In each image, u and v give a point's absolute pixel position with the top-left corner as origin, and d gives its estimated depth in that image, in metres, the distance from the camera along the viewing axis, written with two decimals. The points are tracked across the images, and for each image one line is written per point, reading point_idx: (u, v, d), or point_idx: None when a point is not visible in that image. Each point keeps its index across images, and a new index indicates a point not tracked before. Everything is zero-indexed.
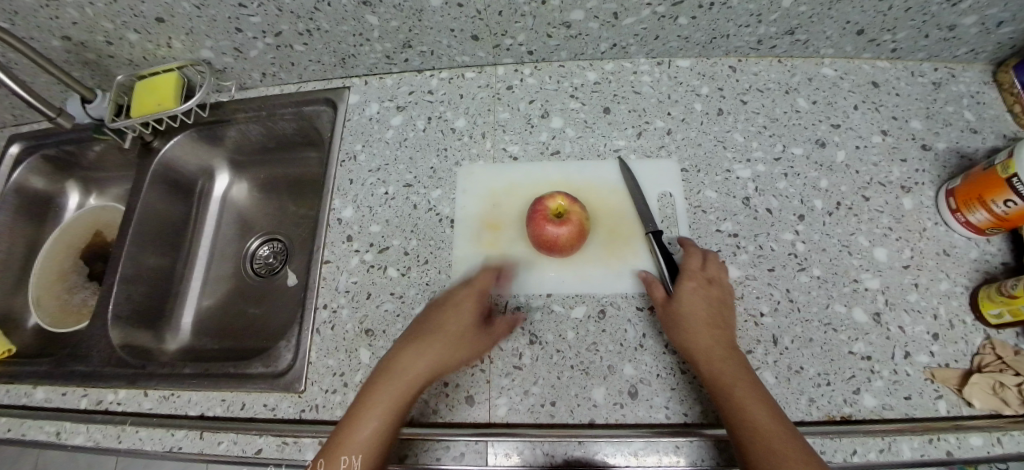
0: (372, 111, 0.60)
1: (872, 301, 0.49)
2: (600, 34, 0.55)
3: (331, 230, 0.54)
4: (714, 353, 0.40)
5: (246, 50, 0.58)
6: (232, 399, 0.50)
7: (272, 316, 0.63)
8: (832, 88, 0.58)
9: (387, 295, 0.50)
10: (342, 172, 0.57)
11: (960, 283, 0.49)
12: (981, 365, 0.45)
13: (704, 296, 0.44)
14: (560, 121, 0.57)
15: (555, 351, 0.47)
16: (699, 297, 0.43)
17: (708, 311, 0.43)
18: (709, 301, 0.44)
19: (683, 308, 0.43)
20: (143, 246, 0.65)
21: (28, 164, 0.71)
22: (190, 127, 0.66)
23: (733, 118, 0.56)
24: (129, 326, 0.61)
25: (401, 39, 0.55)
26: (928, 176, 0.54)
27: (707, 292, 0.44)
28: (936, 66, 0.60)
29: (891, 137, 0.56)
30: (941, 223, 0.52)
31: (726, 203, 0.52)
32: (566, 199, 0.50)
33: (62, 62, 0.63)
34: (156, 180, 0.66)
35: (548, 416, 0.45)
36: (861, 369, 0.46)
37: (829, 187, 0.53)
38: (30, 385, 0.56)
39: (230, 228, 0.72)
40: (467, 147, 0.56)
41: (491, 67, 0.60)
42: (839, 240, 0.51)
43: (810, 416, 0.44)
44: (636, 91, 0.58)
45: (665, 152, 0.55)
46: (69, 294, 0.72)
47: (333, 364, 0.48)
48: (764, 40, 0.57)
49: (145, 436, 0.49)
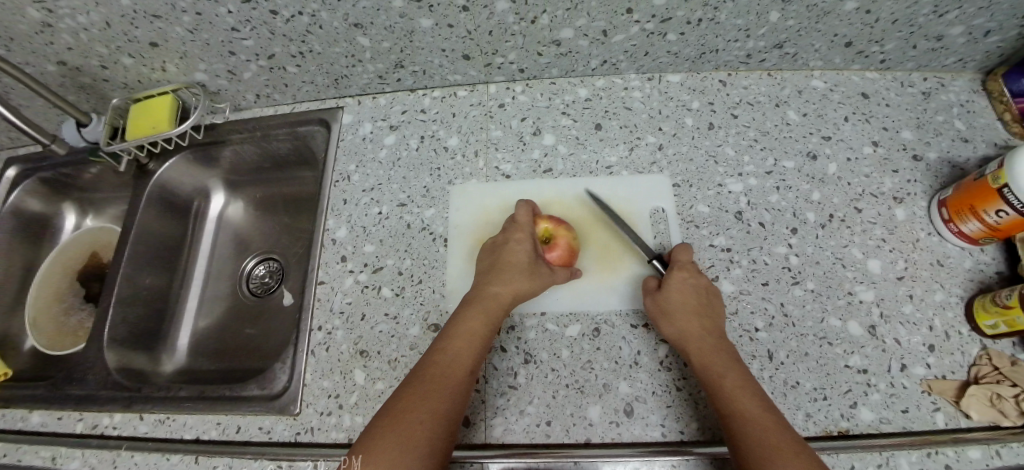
0: (366, 130, 0.60)
1: (867, 314, 0.49)
2: (590, 51, 0.55)
3: (326, 250, 0.55)
4: (705, 346, 0.42)
5: (240, 72, 0.59)
6: (228, 422, 0.49)
7: (269, 336, 0.63)
8: (822, 100, 0.59)
9: (381, 316, 0.50)
10: (337, 192, 0.57)
11: (955, 294, 0.49)
12: (978, 376, 0.45)
13: (694, 289, 0.46)
14: (553, 138, 0.57)
15: (550, 370, 0.47)
16: (688, 290, 0.45)
17: (698, 305, 0.45)
18: (698, 295, 0.46)
19: (675, 302, 0.45)
20: (139, 267, 0.65)
21: (24, 186, 0.71)
22: (185, 149, 0.66)
23: (724, 132, 0.57)
24: (125, 348, 0.61)
25: (393, 59, 0.55)
26: (920, 186, 0.54)
27: (697, 286, 0.46)
28: (925, 76, 0.60)
29: (882, 148, 0.56)
30: (934, 233, 0.52)
31: (719, 217, 0.53)
32: (551, 221, 0.51)
33: (57, 86, 0.63)
34: (151, 202, 0.66)
35: (544, 436, 0.44)
36: (857, 383, 0.45)
37: (821, 199, 0.54)
38: (25, 409, 0.55)
39: (226, 247, 0.73)
40: (460, 166, 0.57)
41: (483, 85, 0.61)
42: (833, 253, 0.51)
43: (807, 431, 0.44)
44: (627, 106, 0.58)
45: (657, 168, 0.55)
46: (65, 315, 0.71)
47: (328, 385, 0.48)
48: (753, 54, 0.57)
49: (140, 460, 0.49)
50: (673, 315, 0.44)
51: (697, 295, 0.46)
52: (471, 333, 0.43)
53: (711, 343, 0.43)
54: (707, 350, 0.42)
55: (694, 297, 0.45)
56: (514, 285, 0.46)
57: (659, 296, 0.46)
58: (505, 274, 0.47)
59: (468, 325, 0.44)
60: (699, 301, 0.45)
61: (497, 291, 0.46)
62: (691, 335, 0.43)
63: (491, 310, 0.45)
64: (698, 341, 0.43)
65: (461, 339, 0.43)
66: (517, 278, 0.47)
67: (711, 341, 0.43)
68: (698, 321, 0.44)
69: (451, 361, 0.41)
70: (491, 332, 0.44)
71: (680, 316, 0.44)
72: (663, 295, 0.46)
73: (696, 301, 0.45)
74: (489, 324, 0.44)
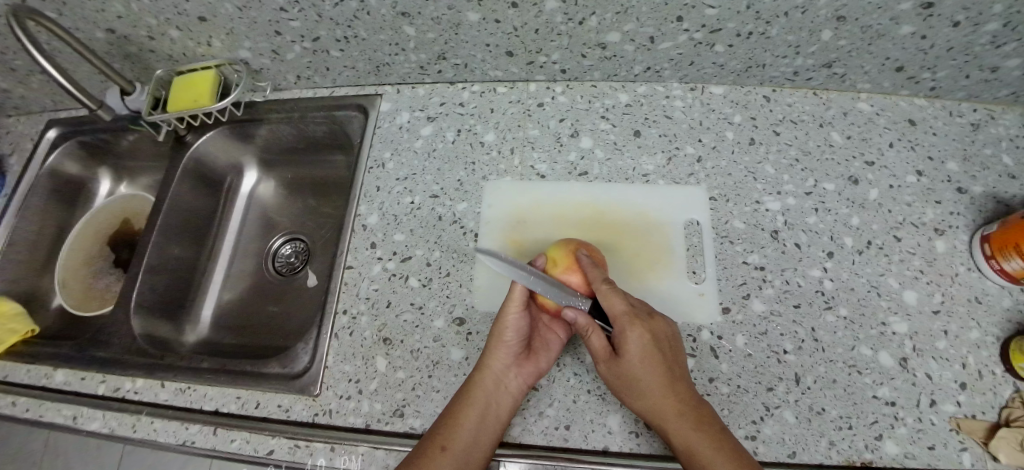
0: (403, 120, 0.60)
1: (900, 346, 0.47)
2: (634, 57, 0.54)
3: (356, 235, 0.55)
4: (680, 420, 0.39)
5: (283, 53, 0.59)
6: (247, 397, 0.50)
7: (291, 315, 0.63)
8: (868, 124, 0.58)
9: (407, 305, 0.51)
10: (370, 178, 0.58)
11: (992, 333, 0.48)
12: (1010, 419, 0.44)
13: (650, 349, 0.41)
14: (590, 142, 0.57)
15: (572, 374, 0.47)
16: (648, 354, 0.41)
17: (663, 368, 0.41)
18: (662, 354, 0.41)
19: (636, 373, 0.41)
20: (170, 237, 0.66)
21: (63, 149, 0.73)
22: (223, 124, 0.67)
23: (765, 149, 0.56)
24: (151, 315, 0.62)
25: (436, 50, 0.55)
26: (963, 220, 0.53)
27: (656, 340, 0.42)
28: (976, 107, 0.58)
29: (926, 178, 0.55)
30: (974, 268, 0.51)
31: (754, 234, 0.52)
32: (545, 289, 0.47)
33: (104, 53, 0.64)
34: (186, 174, 0.67)
35: (562, 439, 0.44)
36: (884, 415, 0.44)
37: (860, 225, 0.53)
38: (50, 366, 0.56)
39: (254, 225, 0.74)
40: (495, 162, 0.57)
41: (523, 83, 0.60)
42: (868, 281, 0.50)
43: (830, 460, 0.43)
44: (667, 115, 0.58)
45: (694, 180, 0.55)
46: (94, 278, 0.73)
47: (349, 370, 0.49)
48: (800, 72, 0.56)
49: (159, 427, 0.50)
50: (637, 390, 0.41)
51: (661, 354, 0.41)
52: (459, 408, 0.43)
53: (687, 414, 0.39)
54: (684, 424, 0.39)
55: (656, 359, 0.41)
56: (498, 348, 0.45)
57: (614, 365, 0.42)
58: (492, 341, 0.45)
59: (467, 388, 0.44)
60: (665, 363, 0.41)
61: (483, 360, 0.45)
62: (666, 409, 0.39)
63: (478, 381, 0.44)
64: (670, 414, 0.39)
65: (447, 417, 0.43)
66: (497, 339, 0.45)
67: (686, 410, 0.39)
68: (667, 389, 0.40)
69: (437, 440, 0.41)
70: (491, 390, 0.43)
71: (646, 388, 0.40)
72: (619, 364, 0.41)
73: (659, 363, 0.41)
74: (483, 386, 0.43)
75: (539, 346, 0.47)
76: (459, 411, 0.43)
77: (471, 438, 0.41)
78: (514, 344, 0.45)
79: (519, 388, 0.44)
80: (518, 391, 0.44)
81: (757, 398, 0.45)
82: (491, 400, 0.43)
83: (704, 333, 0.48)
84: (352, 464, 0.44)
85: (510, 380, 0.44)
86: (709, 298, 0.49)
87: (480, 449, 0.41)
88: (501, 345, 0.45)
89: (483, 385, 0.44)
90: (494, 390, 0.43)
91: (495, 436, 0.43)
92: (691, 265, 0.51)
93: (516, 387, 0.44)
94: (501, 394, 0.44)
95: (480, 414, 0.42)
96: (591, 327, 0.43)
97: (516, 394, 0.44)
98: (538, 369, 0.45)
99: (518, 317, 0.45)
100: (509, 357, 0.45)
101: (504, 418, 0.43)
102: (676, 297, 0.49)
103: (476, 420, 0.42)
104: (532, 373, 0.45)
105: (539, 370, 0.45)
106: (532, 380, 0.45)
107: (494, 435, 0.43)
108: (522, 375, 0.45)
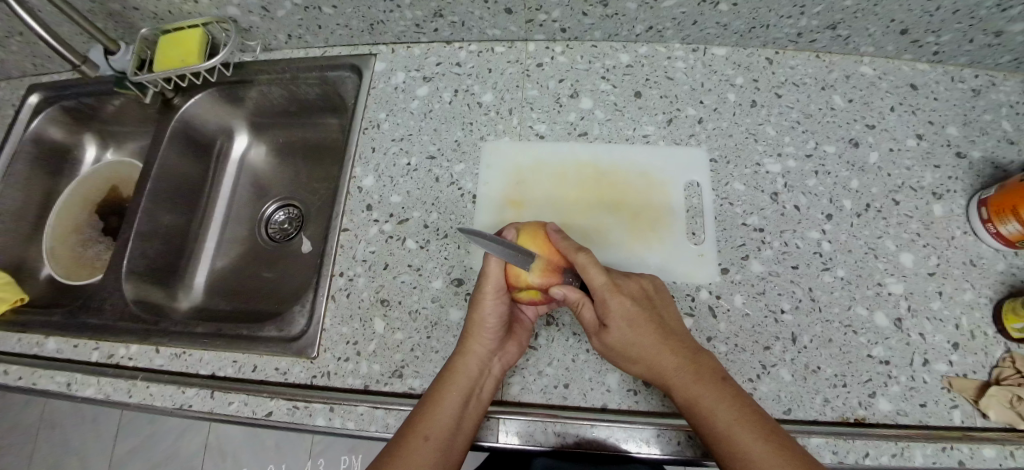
0: (399, 80, 0.59)
1: (895, 306, 0.48)
2: (636, 15, 0.53)
3: (351, 197, 0.54)
4: (679, 378, 0.38)
5: (273, 9, 0.57)
6: (244, 360, 0.49)
7: (286, 280, 0.63)
8: (869, 88, 0.57)
9: (404, 267, 0.50)
10: (365, 139, 0.57)
11: (985, 295, 0.48)
12: (1000, 378, 0.44)
13: (636, 311, 0.41)
14: (590, 102, 0.56)
15: (572, 333, 0.47)
16: (633, 316, 0.40)
17: (654, 328, 0.40)
18: (649, 313, 0.41)
19: (625, 337, 0.40)
20: (159, 204, 0.65)
21: (46, 114, 0.71)
22: (212, 86, 0.65)
23: (767, 111, 0.55)
24: (143, 282, 0.61)
25: (433, 7, 0.54)
26: (961, 185, 0.52)
27: (638, 301, 0.42)
28: (978, 72, 0.57)
29: (926, 141, 0.54)
30: (971, 232, 0.50)
31: (754, 196, 0.52)
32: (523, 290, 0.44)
33: (87, 12, 0.62)
34: (177, 136, 0.66)
35: (560, 397, 0.44)
36: (878, 373, 0.45)
37: (860, 188, 0.52)
38: (41, 334, 0.55)
39: (246, 191, 0.72)
40: (493, 122, 0.56)
41: (522, 42, 0.59)
42: (866, 243, 0.50)
43: (824, 416, 0.43)
44: (669, 76, 0.57)
45: (695, 141, 0.54)
46: (84, 247, 0.73)
47: (347, 331, 0.48)
48: (805, 33, 0.55)
49: (156, 391, 0.48)
50: (630, 355, 0.41)
51: (647, 313, 0.41)
52: (441, 394, 0.40)
53: (684, 368, 0.38)
54: (683, 376, 0.38)
55: (643, 318, 0.40)
56: (482, 331, 0.43)
57: (604, 335, 0.41)
58: (473, 324, 0.43)
59: (451, 372, 0.41)
60: (655, 322, 0.41)
61: (466, 344, 0.43)
62: (662, 369, 0.39)
63: (461, 365, 0.42)
64: (668, 371, 0.39)
65: (427, 404, 0.40)
66: (481, 324, 0.43)
67: (683, 362, 0.39)
68: (660, 346, 0.40)
69: (418, 428, 0.39)
70: (475, 372, 0.42)
71: (637, 350, 0.40)
72: (608, 333, 0.41)
73: (649, 322, 0.40)
74: (465, 371, 0.41)
75: (516, 324, 0.46)
76: (442, 397, 0.40)
77: (454, 422, 0.39)
78: (499, 326, 0.43)
79: (501, 371, 0.43)
80: (500, 374, 0.43)
81: (754, 357, 0.45)
82: (476, 382, 0.41)
83: (703, 293, 0.48)
84: (351, 424, 0.44)
85: (493, 362, 0.43)
86: (709, 258, 0.49)
87: (461, 434, 0.40)
88: (486, 329, 0.43)
89: (467, 370, 0.41)
90: (478, 374, 0.42)
91: (477, 420, 0.41)
92: (689, 226, 0.51)
93: (499, 367, 0.43)
94: (484, 378, 0.42)
95: (463, 398, 0.40)
96: (583, 301, 0.42)
97: (497, 377, 0.43)
98: (520, 348, 0.45)
99: (501, 301, 0.44)
100: (497, 338, 0.43)
101: (486, 400, 0.42)
102: (674, 257, 0.49)
103: (460, 402, 0.40)
104: (516, 352, 0.45)
105: (520, 348, 0.45)
106: (513, 360, 0.44)
107: (476, 419, 0.41)
108: (504, 357, 0.44)
